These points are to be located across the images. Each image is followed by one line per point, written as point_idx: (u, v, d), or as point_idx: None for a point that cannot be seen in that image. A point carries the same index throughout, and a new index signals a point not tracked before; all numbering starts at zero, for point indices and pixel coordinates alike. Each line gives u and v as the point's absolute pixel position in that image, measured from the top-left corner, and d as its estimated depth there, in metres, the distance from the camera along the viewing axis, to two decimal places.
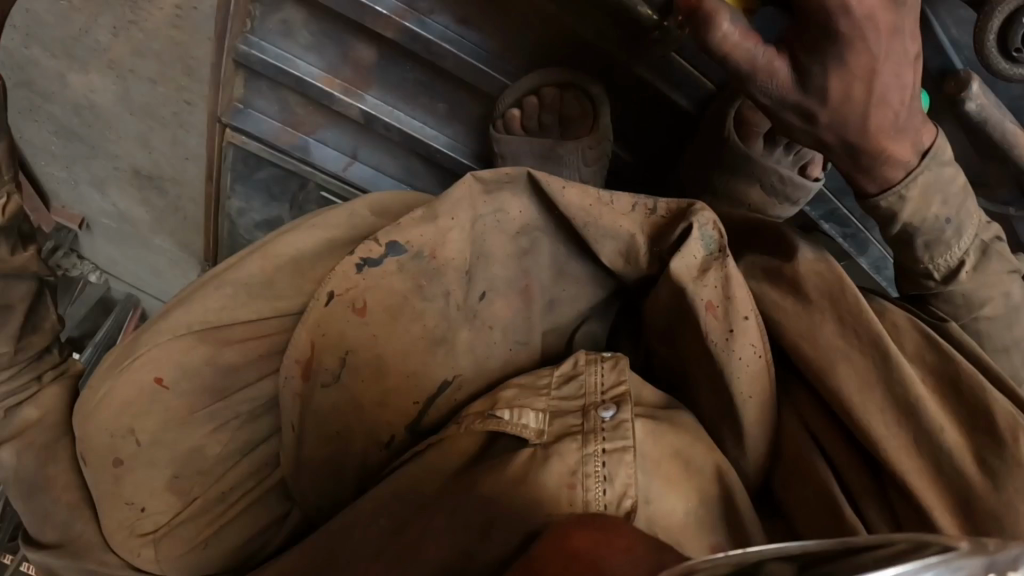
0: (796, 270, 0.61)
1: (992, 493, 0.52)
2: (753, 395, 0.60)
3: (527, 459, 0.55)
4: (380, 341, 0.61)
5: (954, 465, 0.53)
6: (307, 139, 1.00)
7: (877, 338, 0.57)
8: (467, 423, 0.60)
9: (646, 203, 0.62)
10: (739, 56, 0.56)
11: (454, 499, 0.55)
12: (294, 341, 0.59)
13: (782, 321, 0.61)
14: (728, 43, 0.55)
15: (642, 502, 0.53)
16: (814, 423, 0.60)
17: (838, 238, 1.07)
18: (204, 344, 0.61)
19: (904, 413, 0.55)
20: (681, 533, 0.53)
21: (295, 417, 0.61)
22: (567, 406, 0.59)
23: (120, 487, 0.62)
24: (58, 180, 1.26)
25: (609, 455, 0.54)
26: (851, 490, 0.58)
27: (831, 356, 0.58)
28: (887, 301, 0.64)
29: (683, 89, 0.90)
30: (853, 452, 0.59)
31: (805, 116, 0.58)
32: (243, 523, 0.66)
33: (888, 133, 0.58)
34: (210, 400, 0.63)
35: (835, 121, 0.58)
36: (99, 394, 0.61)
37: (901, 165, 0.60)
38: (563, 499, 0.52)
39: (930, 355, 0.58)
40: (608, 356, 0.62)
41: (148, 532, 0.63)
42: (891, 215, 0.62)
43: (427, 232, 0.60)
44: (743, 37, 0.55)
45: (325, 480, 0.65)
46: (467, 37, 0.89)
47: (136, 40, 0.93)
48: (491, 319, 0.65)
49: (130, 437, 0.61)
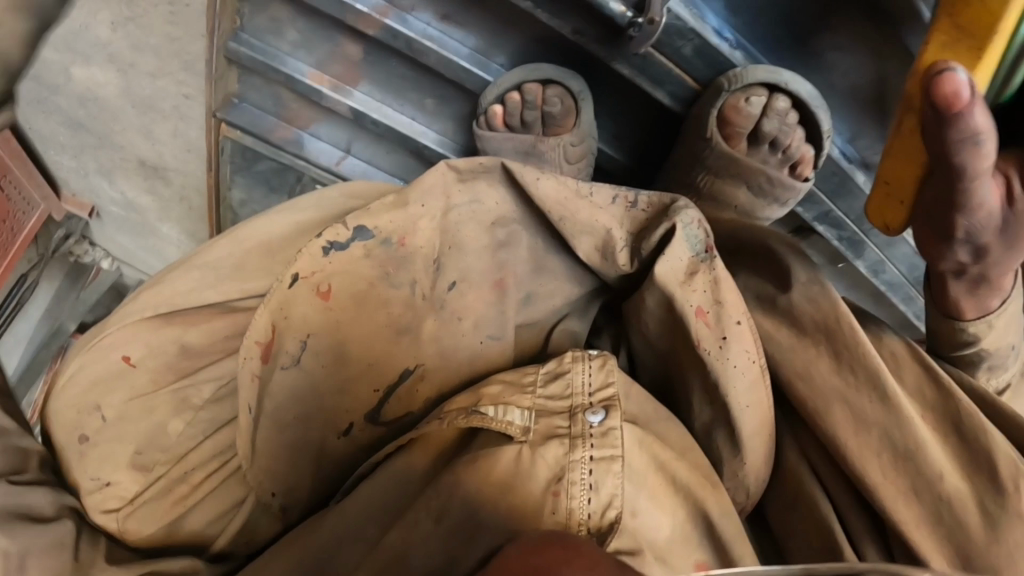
0: (791, 300, 0.63)
1: (989, 537, 0.52)
2: (750, 404, 0.59)
3: (513, 458, 0.55)
4: (343, 326, 0.62)
5: (953, 512, 0.54)
6: (302, 134, 1.02)
7: (876, 374, 0.58)
8: (450, 419, 0.57)
9: (626, 196, 0.64)
10: (974, 189, 0.51)
11: (439, 496, 0.54)
12: (254, 322, 0.58)
13: (777, 351, 0.63)
14: (976, 172, 0.49)
15: (629, 514, 0.53)
16: (817, 459, 0.62)
17: (833, 241, 1.03)
18: (169, 325, 0.64)
19: (902, 456, 0.56)
20: (669, 551, 0.54)
21: (251, 400, 0.59)
22: (553, 406, 0.58)
23: (84, 464, 0.64)
24: (69, 169, 1.35)
25: (597, 464, 0.54)
26: (849, 525, 0.59)
27: (826, 397, 0.59)
28: (886, 328, 0.64)
29: (665, 86, 0.87)
30: (849, 488, 0.60)
31: (975, 250, 0.56)
32: (211, 506, 0.64)
33: (1012, 274, 0.59)
34: (172, 378, 0.65)
35: (995, 265, 0.57)
36: (66, 375, 0.65)
37: (999, 296, 0.60)
38: (546, 506, 0.53)
39: (930, 390, 0.59)
40: (596, 355, 0.61)
41: (112, 510, 0.63)
42: (973, 340, 0.62)
43: (396, 219, 0.62)
44: (988, 172, 0.50)
45: (289, 469, 0.63)
46: (450, 34, 0.87)
47: (133, 35, 0.97)
48: (461, 310, 0.66)
49: (96, 412, 0.64)
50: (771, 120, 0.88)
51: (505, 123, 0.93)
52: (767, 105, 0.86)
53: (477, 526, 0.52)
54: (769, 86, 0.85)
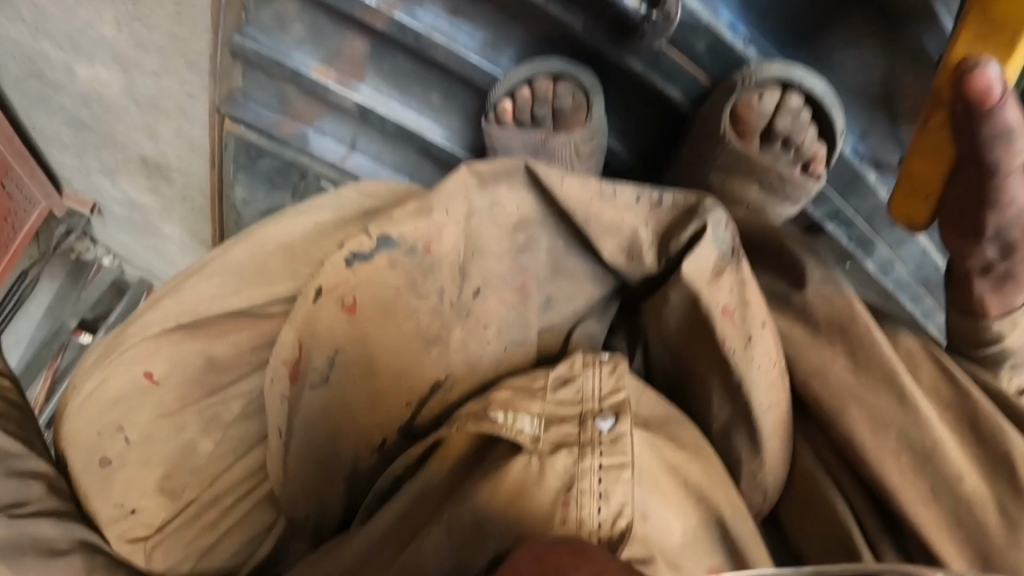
0: (805, 298, 0.62)
1: (1007, 535, 0.52)
2: (771, 405, 0.59)
3: (523, 466, 0.53)
4: (370, 338, 0.62)
5: (972, 512, 0.53)
6: (306, 130, 1.01)
7: (893, 373, 0.57)
8: (460, 425, 0.57)
9: (652, 196, 0.63)
10: (1005, 185, 0.51)
11: (451, 513, 0.53)
12: (282, 342, 0.59)
13: (800, 353, 0.61)
14: (1007, 167, 0.50)
15: (640, 519, 0.52)
16: (833, 460, 0.61)
17: (844, 240, 1.01)
18: (197, 339, 0.63)
19: (921, 457, 0.55)
20: (681, 554, 0.53)
21: (282, 420, 0.61)
22: (563, 413, 0.57)
23: (109, 488, 0.63)
24: (71, 168, 1.34)
25: (605, 471, 0.53)
26: (866, 527, 0.58)
27: (843, 398, 0.58)
28: (903, 327, 0.63)
29: (676, 82, 0.86)
30: (865, 489, 0.59)
31: (1004, 247, 0.56)
32: (238, 534, 0.65)
33: None
34: (203, 394, 0.64)
35: (1022, 262, 0.56)
36: (86, 393, 0.63)
37: None
38: (555, 517, 0.52)
39: (946, 390, 0.58)
40: (607, 359, 0.60)
41: (138, 538, 0.63)
42: (998, 338, 0.59)
43: (420, 227, 0.61)
44: (1020, 167, 0.51)
45: (311, 486, 0.63)
46: (458, 29, 0.85)
47: (135, 31, 0.96)
48: (485, 318, 0.65)
49: (120, 433, 0.63)
50: (784, 118, 0.87)
51: (515, 119, 0.92)
52: (779, 104, 0.86)
53: (480, 536, 0.52)
54: (781, 84, 0.85)
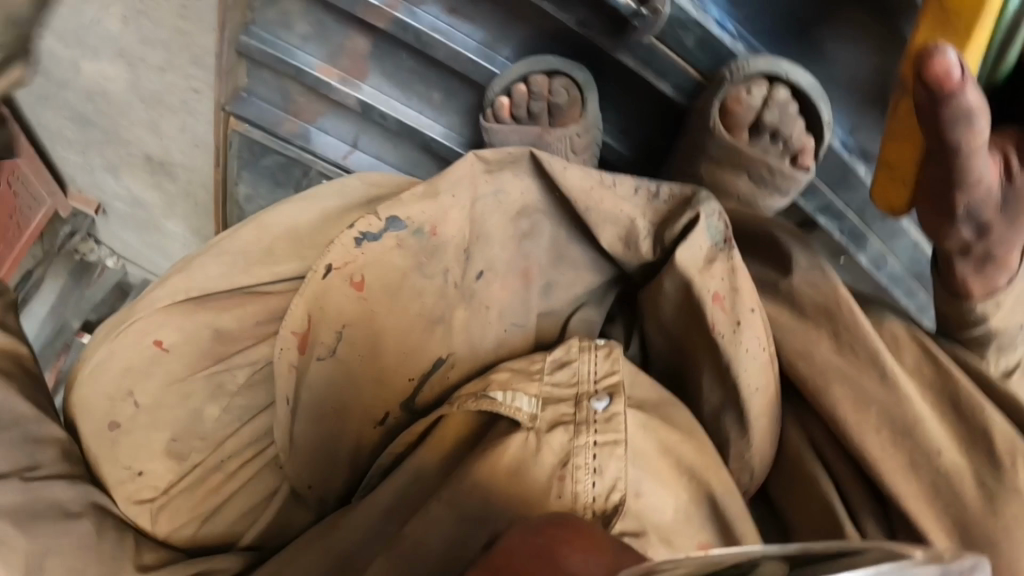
0: (791, 284, 0.64)
1: (987, 511, 0.54)
2: (759, 388, 0.61)
3: (521, 444, 0.55)
4: (379, 317, 0.64)
5: (953, 488, 0.55)
6: (307, 127, 1.03)
7: (878, 356, 0.59)
8: (461, 403, 0.59)
9: (648, 187, 0.65)
10: (971, 166, 0.52)
11: (450, 491, 0.55)
12: (291, 313, 0.61)
13: (782, 336, 0.63)
14: (971, 147, 0.51)
15: (633, 496, 0.54)
16: (820, 442, 0.62)
17: (836, 233, 1.03)
18: (204, 309, 0.65)
19: (904, 435, 0.57)
20: (672, 530, 0.54)
21: (289, 390, 0.63)
22: (558, 394, 0.59)
23: (118, 451, 0.65)
24: (76, 165, 1.37)
25: (600, 448, 0.55)
26: (851, 506, 0.60)
27: (829, 379, 0.60)
28: (889, 311, 0.65)
29: (668, 79, 0.88)
30: (853, 471, 0.60)
31: (979, 228, 0.57)
32: (243, 499, 0.67)
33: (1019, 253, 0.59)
34: (210, 362, 0.66)
35: (999, 242, 0.57)
36: (95, 361, 0.65)
37: (1006, 273, 0.60)
38: (551, 491, 0.54)
39: (930, 371, 0.60)
40: (601, 343, 0.62)
41: (147, 500, 0.65)
42: (981, 320, 0.62)
43: (427, 209, 0.63)
44: (982, 147, 0.51)
45: (319, 464, 0.65)
46: (457, 28, 0.88)
47: (144, 29, 0.99)
48: (489, 299, 0.67)
49: (129, 399, 0.65)
50: (772, 111, 0.90)
51: (511, 114, 0.94)
52: (767, 96, 0.88)
53: (485, 514, 0.54)
54: (770, 76, 0.88)
